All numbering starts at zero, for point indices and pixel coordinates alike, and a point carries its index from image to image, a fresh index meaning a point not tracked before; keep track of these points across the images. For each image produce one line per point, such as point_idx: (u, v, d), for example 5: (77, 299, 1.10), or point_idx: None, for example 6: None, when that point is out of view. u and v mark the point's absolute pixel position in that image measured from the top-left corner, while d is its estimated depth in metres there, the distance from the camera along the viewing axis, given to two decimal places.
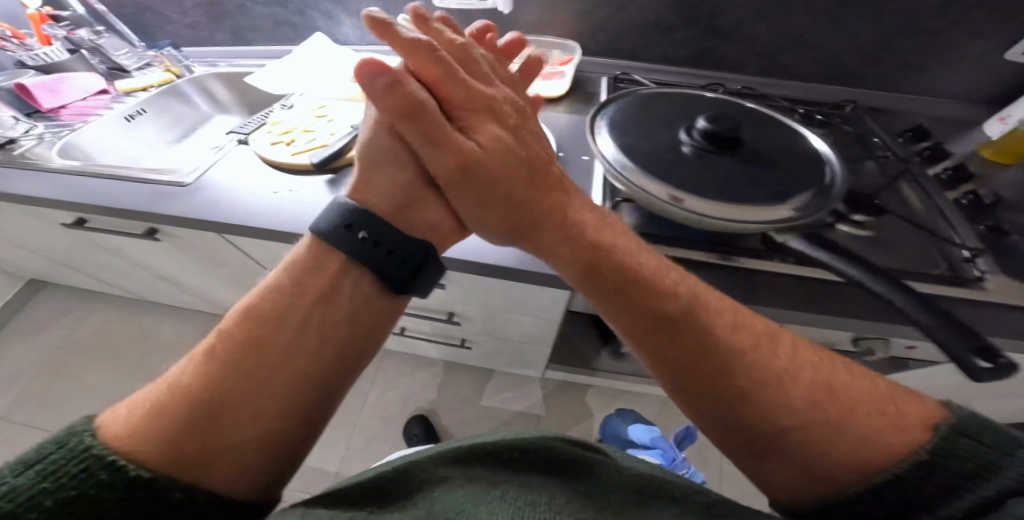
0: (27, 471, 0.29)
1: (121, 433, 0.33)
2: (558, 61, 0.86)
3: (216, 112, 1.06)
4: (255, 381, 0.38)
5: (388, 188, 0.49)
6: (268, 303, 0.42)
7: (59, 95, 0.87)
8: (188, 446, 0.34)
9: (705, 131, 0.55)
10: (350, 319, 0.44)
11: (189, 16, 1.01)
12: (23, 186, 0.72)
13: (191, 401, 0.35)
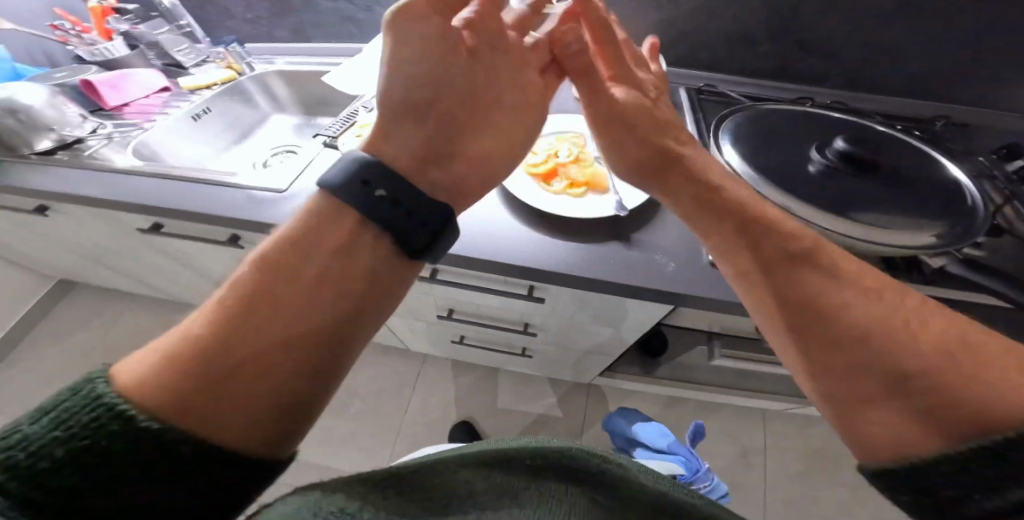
0: (42, 417, 0.23)
1: (122, 381, 0.25)
2: None
3: (274, 112, 1.04)
4: (276, 329, 0.29)
5: (410, 142, 0.40)
6: (292, 245, 0.33)
7: (122, 93, 0.87)
8: (196, 398, 0.26)
9: (839, 153, 0.57)
10: (375, 274, 0.34)
11: (252, 10, 0.98)
12: (98, 186, 0.69)
13: (210, 348, 0.27)
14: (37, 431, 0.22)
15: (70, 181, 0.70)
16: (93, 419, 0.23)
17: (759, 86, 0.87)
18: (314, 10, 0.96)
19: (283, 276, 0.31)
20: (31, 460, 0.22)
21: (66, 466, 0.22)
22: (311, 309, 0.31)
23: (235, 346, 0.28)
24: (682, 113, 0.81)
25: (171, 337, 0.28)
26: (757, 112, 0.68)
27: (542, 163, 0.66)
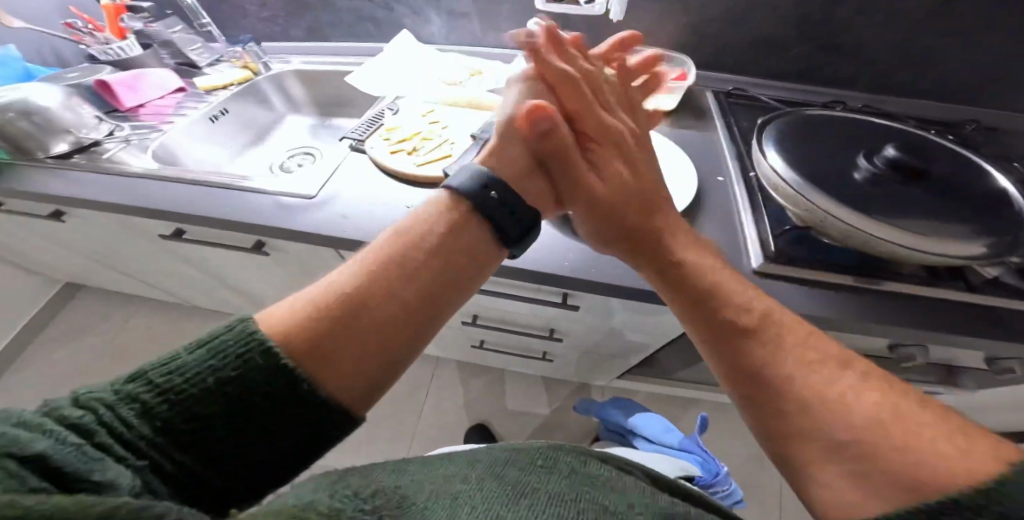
0: (197, 351, 0.30)
1: (280, 318, 0.33)
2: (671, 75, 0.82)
3: (290, 112, 1.02)
4: (385, 292, 0.35)
5: (516, 159, 0.48)
6: (411, 226, 0.40)
7: (137, 94, 0.85)
8: (324, 346, 0.32)
9: (888, 160, 0.58)
10: (467, 253, 0.39)
11: (267, 9, 0.96)
12: (118, 190, 0.67)
13: (342, 305, 0.34)
14: (183, 367, 0.29)
15: (88, 185, 0.68)
16: (221, 375, 0.29)
17: (787, 88, 0.86)
18: (331, 8, 0.94)
19: (399, 251, 0.38)
20: (171, 395, 0.28)
21: (188, 406, 0.28)
22: (411, 280, 0.37)
23: (360, 307, 0.34)
24: (711, 116, 0.80)
25: (321, 287, 0.35)
26: (801, 117, 0.67)
27: None
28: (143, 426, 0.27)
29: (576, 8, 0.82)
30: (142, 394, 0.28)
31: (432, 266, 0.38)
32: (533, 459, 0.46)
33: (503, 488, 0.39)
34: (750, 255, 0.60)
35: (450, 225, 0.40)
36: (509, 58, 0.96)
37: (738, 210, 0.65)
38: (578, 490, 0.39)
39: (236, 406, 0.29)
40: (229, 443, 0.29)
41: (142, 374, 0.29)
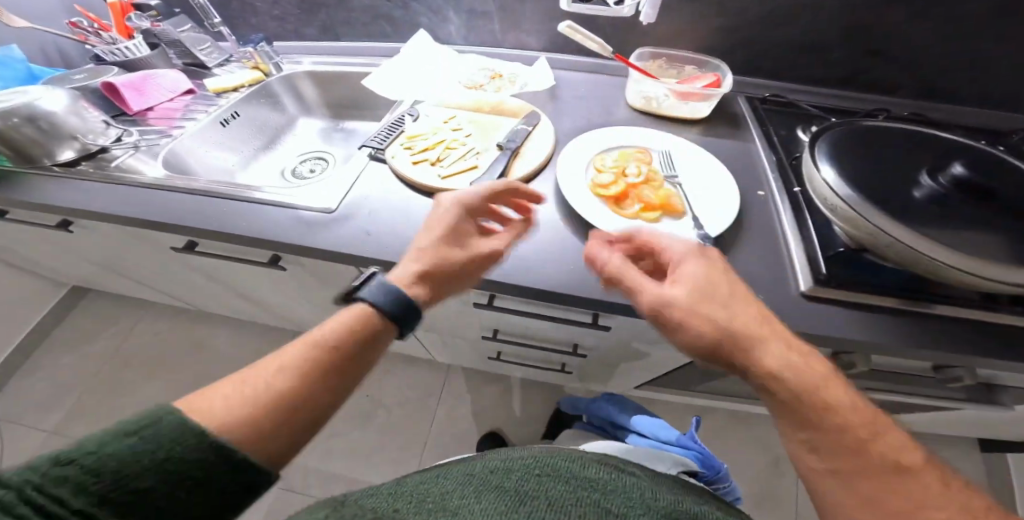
0: (132, 437, 0.28)
1: (208, 414, 0.34)
2: (704, 80, 0.78)
3: (302, 115, 0.99)
4: (298, 386, 0.39)
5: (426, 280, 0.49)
6: (324, 333, 0.43)
7: (145, 97, 0.82)
8: (260, 432, 0.35)
9: (953, 178, 0.55)
10: (367, 341, 0.44)
11: (279, 7, 0.92)
12: (128, 203, 0.64)
13: (270, 401, 0.37)
14: (112, 454, 0.27)
15: (97, 197, 0.65)
16: (162, 454, 0.29)
17: (823, 94, 0.84)
18: (345, 6, 0.90)
19: (320, 351, 0.41)
20: (110, 473, 0.27)
21: (128, 482, 0.27)
22: (326, 372, 0.41)
23: (287, 401, 0.37)
24: (748, 124, 0.77)
25: (239, 388, 0.37)
26: (852, 127, 0.64)
27: (612, 186, 0.61)
28: (80, 502, 0.26)
29: (604, 9, 0.78)
30: (76, 475, 0.26)
31: (346, 364, 0.42)
32: (530, 464, 0.45)
33: (502, 500, 0.38)
34: (799, 277, 0.57)
35: (357, 320, 0.44)
36: (530, 59, 0.92)
37: (782, 227, 0.62)
38: (579, 496, 0.39)
39: (182, 478, 0.29)
40: (181, 509, 0.29)
41: (72, 457, 0.27)
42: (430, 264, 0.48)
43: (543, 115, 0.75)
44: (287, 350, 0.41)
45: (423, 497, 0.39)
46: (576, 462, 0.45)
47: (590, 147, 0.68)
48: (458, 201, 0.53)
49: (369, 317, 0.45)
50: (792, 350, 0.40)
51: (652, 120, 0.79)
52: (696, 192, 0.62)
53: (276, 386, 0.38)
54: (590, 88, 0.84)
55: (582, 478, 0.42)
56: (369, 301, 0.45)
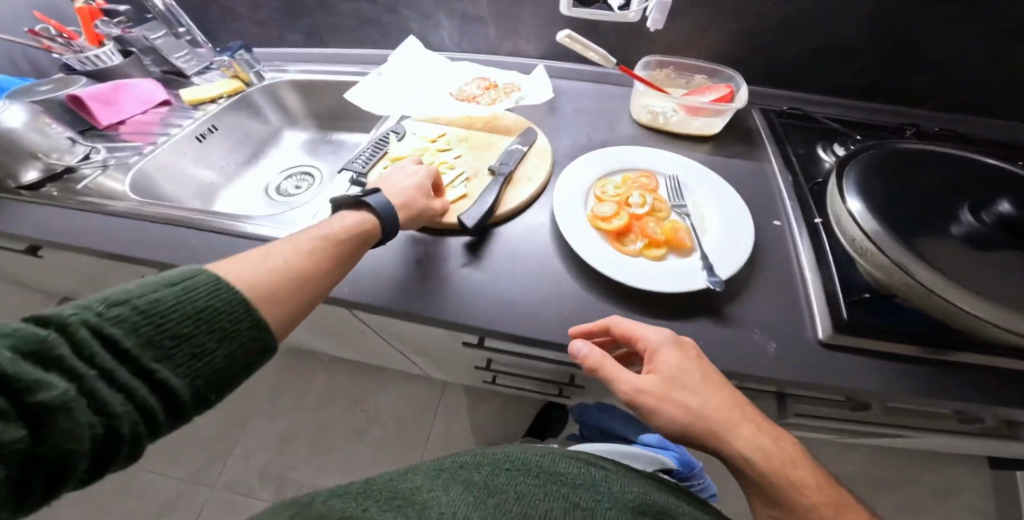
0: (168, 289, 0.32)
1: (233, 270, 0.37)
2: (717, 90, 0.72)
3: (286, 126, 0.96)
4: (313, 269, 0.42)
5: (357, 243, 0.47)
6: (333, 229, 0.46)
7: (116, 109, 0.79)
8: (274, 301, 0.38)
9: (999, 215, 0.49)
10: (366, 244, 0.48)
11: (260, 12, 0.89)
12: (91, 232, 0.60)
13: (288, 273, 0.40)
14: (161, 298, 0.31)
15: (58, 224, 0.61)
16: (201, 303, 0.33)
17: (843, 105, 0.78)
18: (332, 10, 0.86)
19: (331, 243, 0.45)
20: (156, 317, 0.30)
21: (168, 327, 0.31)
22: (338, 262, 0.45)
23: (301, 280, 0.41)
24: (761, 141, 0.71)
25: (261, 256, 0.40)
26: (879, 151, 0.58)
27: (614, 219, 0.56)
28: (130, 342, 0.29)
29: (607, 15, 0.72)
30: (127, 315, 0.29)
31: (349, 262, 0.46)
32: (500, 460, 0.48)
33: (468, 490, 0.41)
34: (814, 319, 0.52)
35: (361, 226, 0.48)
36: (527, 67, 0.87)
37: (799, 262, 0.56)
38: (548, 489, 0.42)
39: (215, 325, 0.33)
40: (206, 360, 0.32)
41: (124, 299, 0.30)
42: (403, 205, 0.52)
43: (540, 131, 0.69)
44: (299, 237, 0.44)
45: (391, 493, 0.40)
46: (546, 459, 0.48)
47: (589, 170, 0.62)
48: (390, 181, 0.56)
49: (372, 225, 0.49)
50: (760, 435, 0.42)
51: (656, 136, 0.73)
52: (704, 225, 0.57)
53: (291, 263, 0.41)
54: (590, 100, 0.79)
55: (552, 473, 0.45)
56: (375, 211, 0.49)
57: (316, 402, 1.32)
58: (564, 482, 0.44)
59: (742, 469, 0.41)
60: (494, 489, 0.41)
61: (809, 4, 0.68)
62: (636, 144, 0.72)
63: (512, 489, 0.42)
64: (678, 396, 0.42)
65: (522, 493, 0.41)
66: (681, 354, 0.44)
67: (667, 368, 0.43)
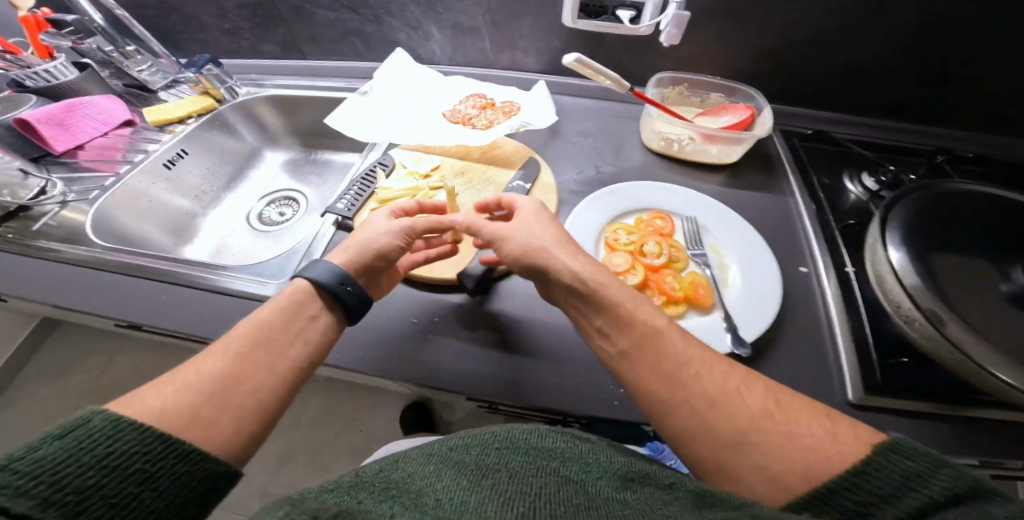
0: (62, 440, 0.29)
1: (135, 404, 0.33)
2: (730, 112, 0.66)
3: (264, 146, 0.90)
4: (244, 368, 0.37)
5: (287, 310, 0.42)
6: (261, 317, 0.41)
7: (72, 132, 0.72)
8: (195, 421, 0.33)
9: None
10: (307, 321, 0.43)
11: (229, 20, 0.84)
12: (46, 286, 0.54)
13: (211, 387, 0.35)
14: (47, 455, 0.27)
15: (9, 275, 0.55)
16: (102, 450, 0.29)
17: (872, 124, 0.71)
18: (309, 21, 0.81)
19: (260, 332, 0.40)
20: (46, 476, 0.27)
21: (66, 484, 0.27)
22: (275, 347, 0.40)
23: (231, 388, 0.36)
24: (784, 170, 0.65)
25: (171, 378, 0.35)
26: (924, 196, 0.52)
27: (628, 274, 0.52)
28: (23, 507, 0.25)
29: (613, 28, 0.66)
30: (10, 480, 0.26)
31: (296, 346, 0.41)
32: (489, 439, 0.45)
33: (460, 473, 0.39)
34: (845, 378, 0.47)
35: (298, 298, 0.44)
36: (525, 83, 0.80)
37: (829, 316, 0.51)
38: (539, 465, 0.40)
39: (130, 470, 0.29)
40: (126, 506, 0.29)
41: (2, 464, 0.26)
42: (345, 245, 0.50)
43: (542, 163, 0.63)
44: (221, 339, 0.40)
45: (384, 485, 0.38)
46: (533, 433, 0.46)
47: (598, 212, 0.57)
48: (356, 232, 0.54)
49: (305, 294, 0.44)
50: (560, 235, 0.49)
51: (668, 163, 0.68)
52: (725, 277, 0.52)
53: (209, 369, 0.36)
54: (595, 122, 0.73)
55: (540, 448, 0.44)
56: (307, 278, 0.45)
57: (311, 423, 1.28)
58: (552, 457, 0.42)
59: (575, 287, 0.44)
60: (489, 471, 0.39)
61: (836, 19, 0.62)
62: (647, 173, 0.66)
63: (506, 466, 0.40)
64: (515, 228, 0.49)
65: (517, 470, 0.39)
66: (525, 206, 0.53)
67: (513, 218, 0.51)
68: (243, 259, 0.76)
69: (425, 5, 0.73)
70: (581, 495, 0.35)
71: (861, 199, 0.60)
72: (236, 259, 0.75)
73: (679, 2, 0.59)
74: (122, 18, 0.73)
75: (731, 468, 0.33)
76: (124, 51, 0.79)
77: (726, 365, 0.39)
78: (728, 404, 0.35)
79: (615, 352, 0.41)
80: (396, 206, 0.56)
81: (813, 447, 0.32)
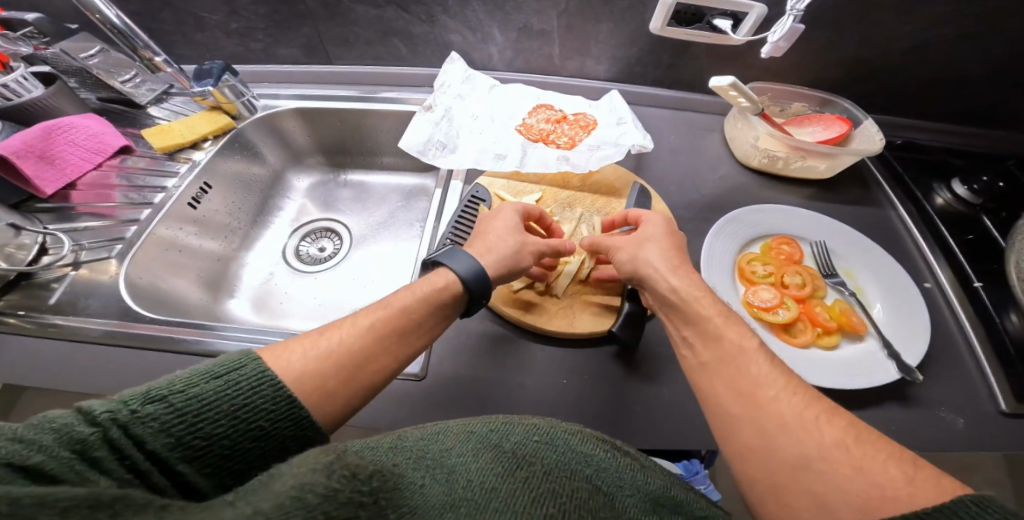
0: (215, 381, 0.30)
1: (283, 358, 0.35)
2: (825, 120, 0.64)
3: (289, 167, 0.78)
4: (372, 350, 0.37)
5: (420, 299, 0.41)
6: (402, 299, 0.41)
7: (59, 167, 0.57)
8: (322, 391, 0.34)
9: None
10: (434, 313, 0.41)
11: (237, 19, 0.69)
12: (88, 372, 0.47)
13: (341, 361, 0.36)
14: (196, 395, 0.29)
15: (46, 365, 0.47)
16: (238, 401, 0.30)
17: (960, 132, 0.70)
18: (343, 19, 0.68)
19: (396, 317, 0.39)
20: (189, 416, 0.28)
21: (199, 428, 0.28)
22: (402, 335, 0.39)
23: (357, 366, 0.36)
24: (879, 182, 0.64)
25: (316, 337, 0.37)
26: None
27: (778, 309, 0.50)
28: (158, 443, 0.27)
29: (710, 38, 0.61)
30: (160, 414, 0.27)
31: (421, 339, 0.40)
32: (540, 426, 0.34)
33: (500, 460, 0.30)
34: (996, 393, 0.47)
35: (438, 292, 0.42)
36: (594, 92, 0.74)
37: (964, 333, 0.51)
38: (587, 472, 0.31)
39: (251, 425, 0.30)
40: (234, 458, 0.30)
41: (163, 395, 0.28)
42: (488, 250, 0.46)
43: (649, 188, 0.60)
44: (362, 309, 0.40)
45: (424, 449, 0.31)
46: (574, 431, 0.35)
47: (727, 242, 0.55)
48: (482, 223, 0.50)
49: (449, 287, 0.42)
50: (666, 250, 0.45)
51: (763, 178, 0.65)
52: (866, 300, 0.52)
53: (346, 342, 0.37)
54: (675, 136, 0.70)
55: (580, 457, 0.32)
56: (455, 274, 0.43)
57: None
58: (589, 462, 0.32)
59: (673, 301, 0.41)
60: (531, 463, 0.30)
61: None
62: (745, 191, 0.64)
63: (542, 459, 0.30)
64: (654, 235, 0.47)
65: (557, 462, 0.31)
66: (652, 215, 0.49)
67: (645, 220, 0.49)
68: (293, 306, 0.66)
69: (491, 4, 0.64)
70: (607, 514, 0.28)
71: (952, 204, 0.62)
72: (284, 318, 0.64)
73: (795, 14, 0.54)
74: (127, 21, 0.53)
75: (784, 493, 0.29)
76: (154, 62, 0.59)
77: (809, 392, 0.33)
78: (797, 429, 0.31)
79: (697, 362, 0.38)
80: (527, 206, 0.51)
81: (879, 486, 0.27)
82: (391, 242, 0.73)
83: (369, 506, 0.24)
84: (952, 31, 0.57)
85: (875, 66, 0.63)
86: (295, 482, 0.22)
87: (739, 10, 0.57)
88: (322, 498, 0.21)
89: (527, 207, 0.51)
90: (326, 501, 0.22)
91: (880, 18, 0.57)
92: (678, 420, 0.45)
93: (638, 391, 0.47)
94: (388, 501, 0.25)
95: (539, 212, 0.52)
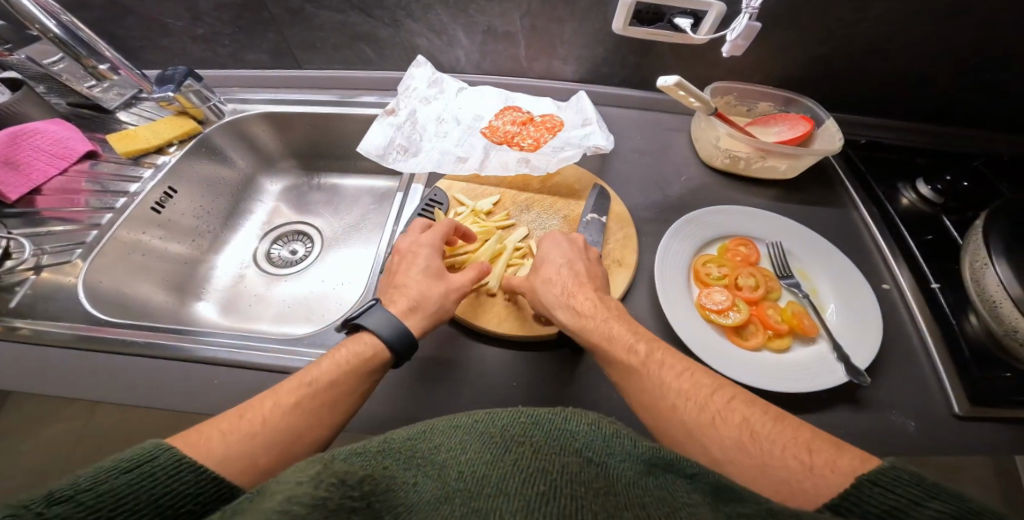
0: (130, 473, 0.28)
1: (199, 443, 0.34)
2: (788, 119, 0.63)
3: (258, 170, 0.78)
4: (297, 427, 0.37)
5: (340, 369, 0.41)
6: (325, 371, 0.40)
7: (24, 172, 0.58)
8: (248, 473, 0.34)
9: None
10: (361, 378, 0.41)
11: (204, 24, 0.69)
12: (58, 375, 0.47)
13: (262, 441, 0.35)
14: (111, 490, 0.27)
15: (7, 370, 0.48)
16: (158, 489, 0.29)
17: (928, 132, 0.70)
18: (308, 24, 0.68)
19: (320, 390, 0.39)
20: (105, 511, 0.27)
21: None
22: (327, 406, 0.39)
23: (286, 442, 0.36)
24: (842, 182, 0.64)
25: (235, 419, 0.36)
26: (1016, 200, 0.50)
27: (730, 312, 0.50)
28: None
29: (670, 37, 0.61)
30: (71, 513, 0.25)
31: (349, 405, 0.40)
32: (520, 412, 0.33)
33: (489, 449, 0.29)
34: (948, 391, 0.47)
35: (365, 359, 0.42)
36: (561, 93, 0.74)
37: (920, 333, 0.51)
38: (563, 446, 0.29)
39: (180, 511, 0.29)
40: None
41: (69, 494, 0.26)
42: (413, 308, 0.45)
43: (609, 190, 0.61)
44: (283, 384, 0.39)
45: (413, 448, 0.31)
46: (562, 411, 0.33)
47: (683, 243, 0.55)
48: (392, 274, 0.50)
49: (375, 351, 0.42)
50: (579, 282, 0.48)
51: (727, 178, 0.65)
52: (820, 301, 0.52)
53: (269, 421, 0.36)
54: (641, 137, 0.70)
55: (557, 435, 0.30)
56: (378, 338, 0.43)
57: None
58: (577, 438, 0.30)
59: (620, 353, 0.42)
60: (519, 449, 0.29)
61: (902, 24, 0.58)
62: (707, 192, 0.64)
63: (531, 439, 0.30)
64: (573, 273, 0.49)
65: (546, 441, 0.29)
66: (552, 242, 0.52)
67: (550, 253, 0.51)
68: (259, 309, 0.67)
69: (454, 7, 0.64)
70: (596, 487, 0.26)
71: (916, 204, 0.61)
72: (251, 322, 0.65)
73: (751, 13, 0.53)
74: (72, 28, 0.54)
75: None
76: (98, 70, 0.61)
77: (830, 441, 0.34)
78: None
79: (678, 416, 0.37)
80: (438, 232, 0.51)
81: None
82: (360, 245, 0.73)
83: (362, 509, 0.24)
84: (913, 28, 0.57)
85: (840, 65, 0.63)
86: (282, 498, 0.23)
87: (698, 9, 0.57)
88: (311, 507, 0.22)
89: (438, 234, 0.51)
90: (316, 508, 0.23)
91: (839, 16, 0.57)
92: (625, 421, 0.45)
93: (584, 391, 0.47)
94: (381, 503, 0.25)
95: (441, 233, 0.52)
